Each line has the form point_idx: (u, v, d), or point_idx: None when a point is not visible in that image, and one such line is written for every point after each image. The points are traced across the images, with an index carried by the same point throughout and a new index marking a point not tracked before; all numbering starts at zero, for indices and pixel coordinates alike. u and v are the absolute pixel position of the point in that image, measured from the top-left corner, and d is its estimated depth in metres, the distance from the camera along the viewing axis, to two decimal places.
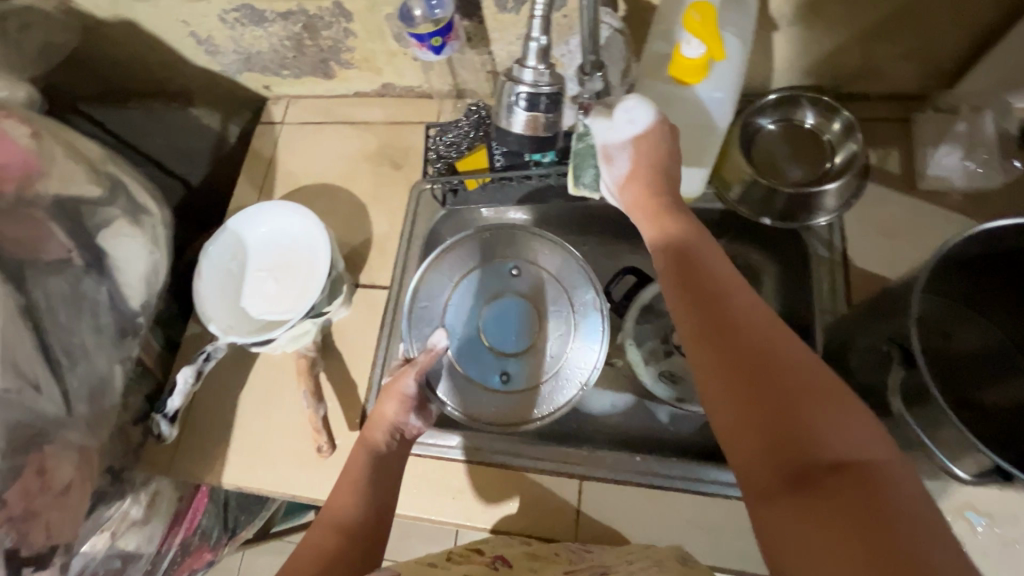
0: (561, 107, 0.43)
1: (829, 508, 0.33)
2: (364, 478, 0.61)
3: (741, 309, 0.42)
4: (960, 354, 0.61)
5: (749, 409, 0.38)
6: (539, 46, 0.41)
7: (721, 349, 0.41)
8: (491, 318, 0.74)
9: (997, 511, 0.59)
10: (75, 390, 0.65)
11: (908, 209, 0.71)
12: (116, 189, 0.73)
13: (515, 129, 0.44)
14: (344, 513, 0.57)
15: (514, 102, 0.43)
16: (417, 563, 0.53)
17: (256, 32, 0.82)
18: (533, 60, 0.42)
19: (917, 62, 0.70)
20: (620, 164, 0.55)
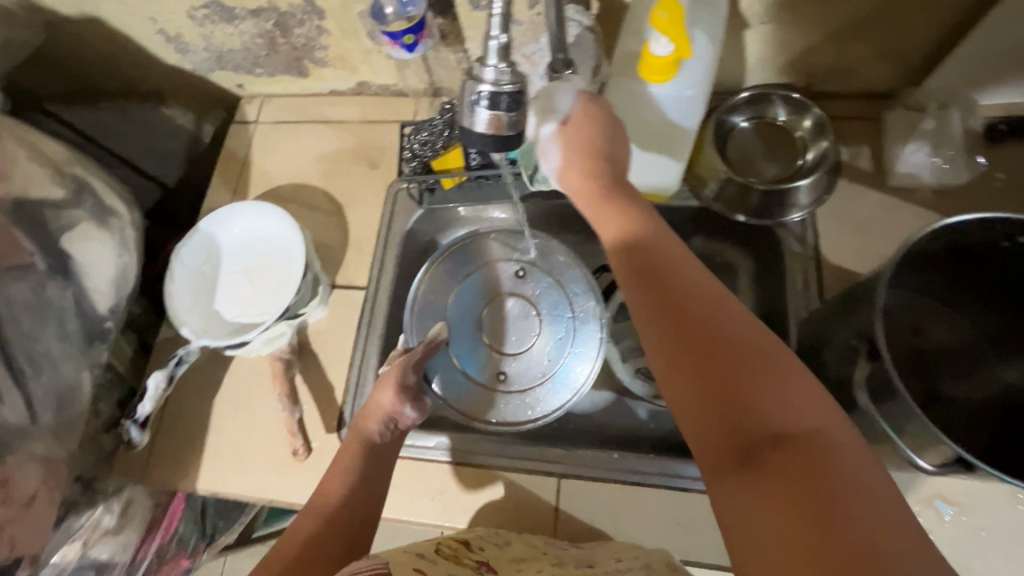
0: (524, 106, 0.42)
1: (772, 481, 0.33)
2: (354, 466, 0.60)
3: (690, 286, 0.42)
4: (932, 351, 0.62)
5: (695, 387, 0.38)
6: (500, 45, 0.41)
7: (669, 327, 0.40)
8: (492, 318, 0.78)
9: (964, 501, 0.60)
10: (41, 399, 0.63)
11: (879, 205, 0.72)
12: (82, 191, 0.71)
13: (478, 128, 0.42)
14: (332, 502, 0.57)
15: (475, 101, 0.42)
16: (405, 553, 0.51)
17: (227, 30, 0.81)
18: (493, 58, 0.41)
19: (886, 59, 0.71)
20: (553, 157, 0.53)
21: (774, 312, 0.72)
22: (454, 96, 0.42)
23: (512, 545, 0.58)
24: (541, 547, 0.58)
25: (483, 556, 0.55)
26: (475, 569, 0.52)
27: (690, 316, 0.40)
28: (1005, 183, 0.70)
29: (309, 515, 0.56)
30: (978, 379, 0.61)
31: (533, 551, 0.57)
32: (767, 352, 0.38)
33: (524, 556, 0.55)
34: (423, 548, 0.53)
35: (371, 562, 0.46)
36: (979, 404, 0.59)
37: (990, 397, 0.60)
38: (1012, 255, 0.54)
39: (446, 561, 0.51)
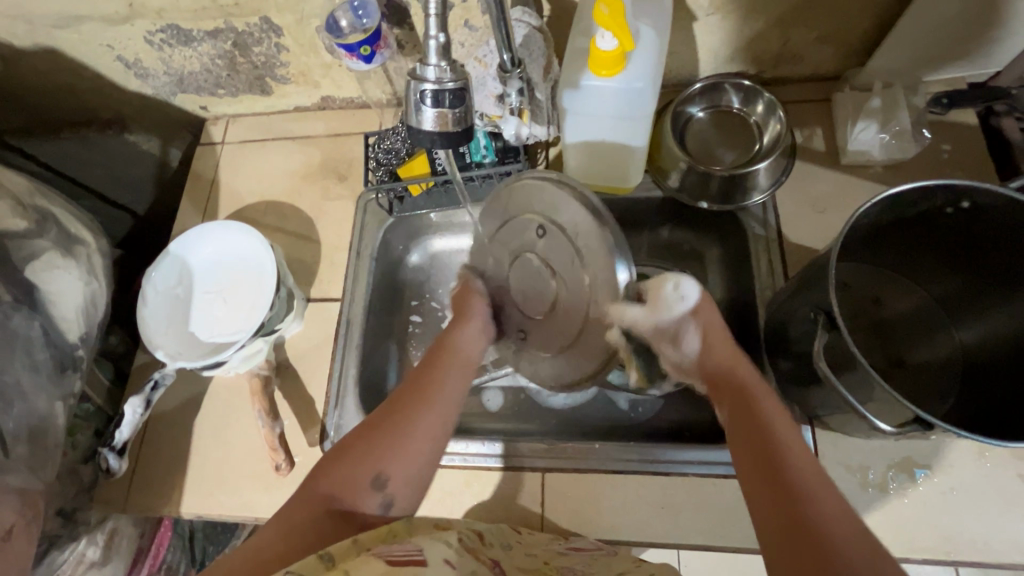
0: (467, 102, 0.44)
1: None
2: (433, 393, 0.57)
3: (784, 433, 0.49)
4: (891, 318, 0.67)
5: (775, 516, 0.44)
6: (439, 44, 0.43)
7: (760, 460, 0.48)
8: (515, 269, 0.60)
9: (934, 462, 0.62)
10: (12, 431, 0.62)
11: (834, 183, 0.74)
12: (45, 221, 0.70)
13: (425, 126, 0.44)
14: (406, 425, 0.54)
15: (420, 100, 0.44)
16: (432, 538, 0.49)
17: (186, 53, 0.81)
18: (434, 58, 0.44)
19: (830, 43, 0.73)
20: (688, 340, 0.59)
21: (744, 295, 0.74)
22: (399, 98, 0.44)
23: (517, 548, 0.58)
24: (541, 558, 0.57)
25: (495, 555, 0.54)
26: (491, 568, 0.51)
27: (778, 457, 0.47)
28: (952, 154, 0.72)
29: (387, 421, 0.55)
30: (937, 342, 0.65)
31: (536, 563, 0.56)
32: (841, 504, 0.43)
33: (532, 567, 0.55)
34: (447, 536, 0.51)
35: (405, 549, 0.45)
36: (941, 366, 0.63)
37: (949, 359, 0.63)
38: (955, 222, 0.56)
39: (468, 554, 0.50)
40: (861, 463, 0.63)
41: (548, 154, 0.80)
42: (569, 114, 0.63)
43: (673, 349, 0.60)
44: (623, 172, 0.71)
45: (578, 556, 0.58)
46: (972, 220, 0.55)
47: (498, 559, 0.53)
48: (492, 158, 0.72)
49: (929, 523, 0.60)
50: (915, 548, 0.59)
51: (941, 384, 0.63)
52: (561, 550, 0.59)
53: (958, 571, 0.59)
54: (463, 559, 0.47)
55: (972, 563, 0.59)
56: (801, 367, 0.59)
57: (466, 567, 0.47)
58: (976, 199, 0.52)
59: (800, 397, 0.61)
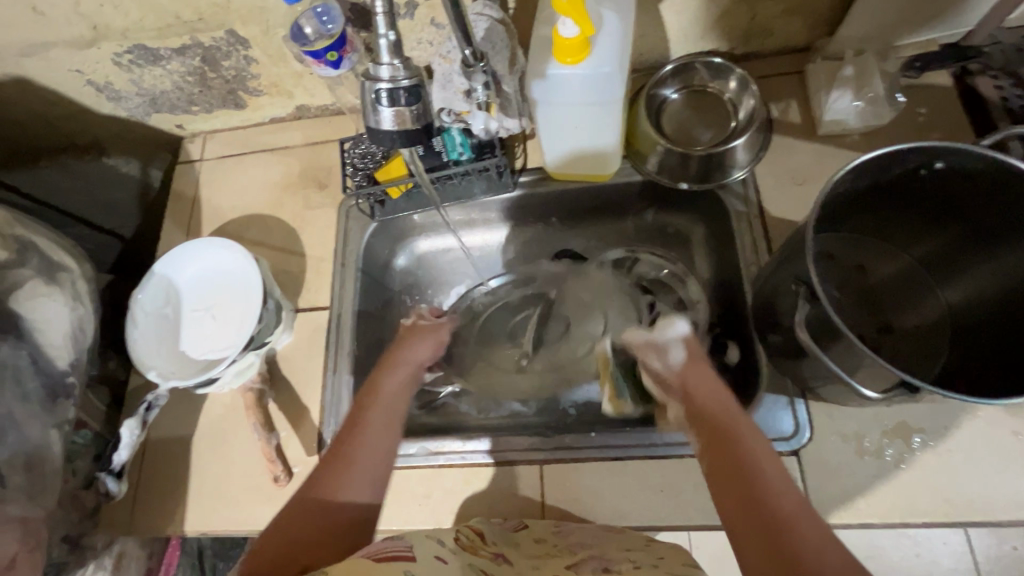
0: (423, 97, 0.45)
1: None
2: (371, 421, 0.56)
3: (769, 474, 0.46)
4: (876, 284, 0.67)
5: (732, 502, 0.46)
6: (390, 42, 0.43)
7: (749, 511, 0.44)
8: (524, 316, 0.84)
9: (929, 425, 0.62)
10: (2, 459, 0.62)
11: (813, 154, 0.74)
12: (26, 250, 0.70)
13: (385, 125, 0.45)
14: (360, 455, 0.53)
15: (376, 100, 0.44)
16: (427, 539, 0.51)
17: (156, 72, 0.81)
18: (387, 56, 0.44)
19: (798, 14, 0.73)
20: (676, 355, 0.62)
21: (731, 273, 0.74)
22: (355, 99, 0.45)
23: (521, 539, 0.59)
24: (550, 541, 0.59)
25: (498, 549, 0.55)
26: (492, 559, 0.53)
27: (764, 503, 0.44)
28: (928, 117, 0.72)
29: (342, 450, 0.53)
30: (924, 305, 0.65)
31: (545, 548, 0.57)
32: (845, 562, 0.39)
33: (539, 551, 0.56)
34: (443, 535, 0.53)
35: (397, 545, 0.47)
36: (930, 328, 0.63)
37: (937, 320, 0.63)
38: (931, 182, 0.56)
39: (465, 551, 0.52)
40: (857, 431, 0.63)
41: (526, 146, 0.80)
42: (539, 104, 0.62)
43: (659, 359, 0.63)
44: (599, 158, 0.71)
45: (583, 532, 0.59)
46: (947, 181, 0.55)
47: (501, 551, 0.55)
48: (468, 155, 0.72)
49: (929, 486, 0.60)
50: (916, 511, 0.60)
51: (931, 345, 0.63)
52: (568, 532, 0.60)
53: (965, 531, 0.59)
54: (458, 556, 0.49)
55: (975, 521, 0.59)
56: (788, 340, 0.59)
57: (460, 561, 0.49)
58: (949, 159, 0.52)
59: (790, 370, 0.61)
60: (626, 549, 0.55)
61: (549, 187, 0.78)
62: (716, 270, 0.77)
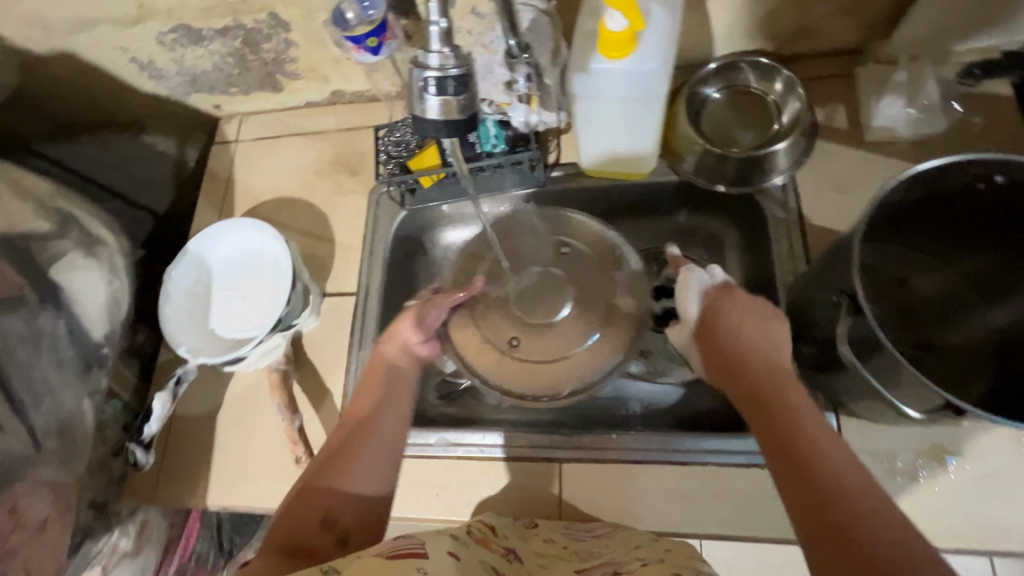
0: (471, 87, 0.44)
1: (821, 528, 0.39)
2: (373, 427, 0.56)
3: (824, 446, 0.43)
4: (917, 300, 0.64)
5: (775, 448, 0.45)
6: (441, 30, 0.43)
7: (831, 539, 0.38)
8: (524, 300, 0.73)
9: (966, 449, 0.60)
10: (43, 428, 0.65)
11: (859, 161, 0.71)
12: (67, 222, 0.72)
13: (430, 114, 0.44)
14: (365, 427, 0.56)
15: (423, 88, 0.44)
16: (440, 534, 0.51)
17: (197, 52, 0.82)
18: (437, 44, 0.44)
19: (850, 16, 0.70)
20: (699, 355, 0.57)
21: (763, 278, 0.72)
22: (402, 87, 0.44)
23: (531, 539, 0.59)
24: (561, 543, 0.58)
25: (509, 544, 0.56)
26: (503, 556, 0.53)
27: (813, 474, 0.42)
28: (983, 127, 0.69)
29: (343, 432, 0.56)
30: (969, 323, 0.62)
31: (555, 547, 0.57)
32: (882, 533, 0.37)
33: (548, 552, 0.56)
34: (457, 530, 0.54)
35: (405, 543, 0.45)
36: (972, 350, 0.61)
37: (982, 342, 0.61)
38: (987, 196, 0.53)
39: (477, 545, 0.52)
40: (889, 451, 0.61)
41: (560, 141, 0.79)
42: (578, 99, 0.61)
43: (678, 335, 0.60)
44: (636, 158, 0.69)
45: (597, 539, 0.58)
46: (1003, 196, 0.52)
47: (512, 548, 0.55)
48: (502, 149, 0.71)
49: (964, 511, 0.58)
50: (946, 537, 0.58)
51: (973, 365, 0.60)
52: (580, 536, 0.60)
53: (990, 559, 0.57)
54: (468, 552, 0.49)
55: (1009, 551, 0.56)
56: (823, 352, 0.58)
57: (472, 558, 0.48)
58: (1012, 173, 0.50)
59: (822, 382, 0.60)
60: (637, 551, 0.54)
61: (581, 182, 0.77)
62: (749, 276, 0.75)
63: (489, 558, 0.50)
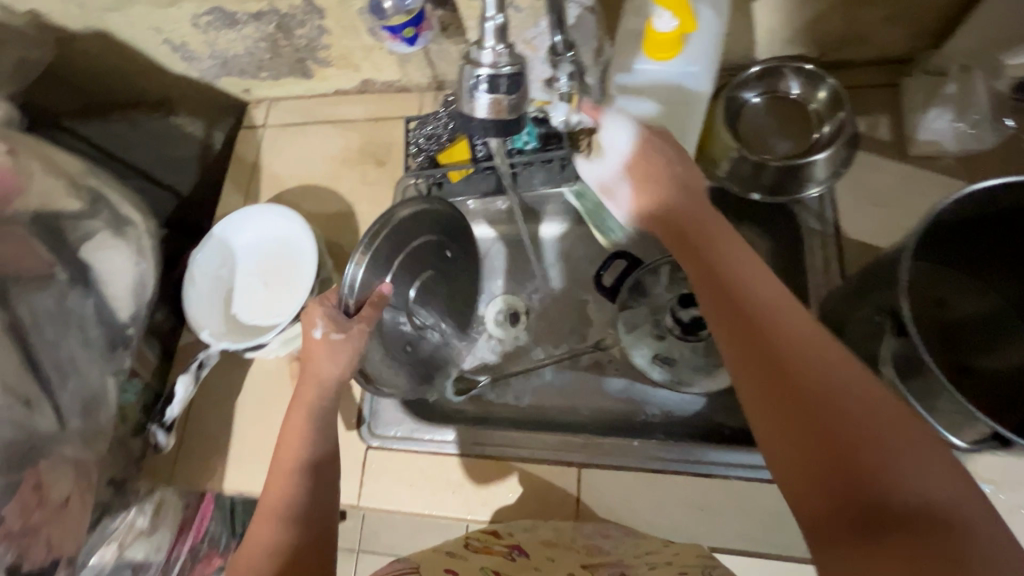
0: (523, 87, 0.43)
1: (752, 353, 0.41)
2: (286, 469, 0.56)
3: (746, 281, 0.44)
4: (957, 322, 0.62)
5: (709, 292, 0.46)
6: (497, 25, 0.41)
7: (773, 382, 0.39)
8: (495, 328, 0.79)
9: (1001, 478, 0.58)
10: (68, 405, 0.65)
11: (900, 176, 0.70)
12: (97, 202, 0.72)
13: (478, 113, 0.43)
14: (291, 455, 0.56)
15: (474, 86, 0.42)
16: (433, 554, 0.55)
17: (230, 36, 0.81)
18: (490, 40, 0.42)
19: (901, 24, 0.68)
20: (621, 193, 0.57)
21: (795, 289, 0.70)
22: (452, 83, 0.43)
23: (539, 528, 0.60)
24: (568, 536, 0.59)
25: (515, 541, 0.58)
26: (505, 555, 0.54)
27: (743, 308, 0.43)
28: None
29: (274, 473, 0.56)
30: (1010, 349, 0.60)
31: (562, 539, 0.58)
32: (808, 345, 0.39)
33: (556, 543, 0.57)
34: (455, 546, 0.57)
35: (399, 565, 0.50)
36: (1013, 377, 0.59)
37: None
38: None
39: (477, 554, 0.55)
40: None
41: None
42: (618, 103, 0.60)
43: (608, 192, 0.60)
44: None
45: (607, 538, 0.58)
46: None
47: (516, 546, 0.56)
48: (532, 147, 0.70)
49: None
50: None
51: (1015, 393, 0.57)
52: (588, 534, 0.59)
53: None
54: (469, 564, 0.52)
55: None
56: None
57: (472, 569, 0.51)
58: None
59: None
60: (644, 555, 0.53)
61: None
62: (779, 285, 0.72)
63: (489, 562, 0.53)
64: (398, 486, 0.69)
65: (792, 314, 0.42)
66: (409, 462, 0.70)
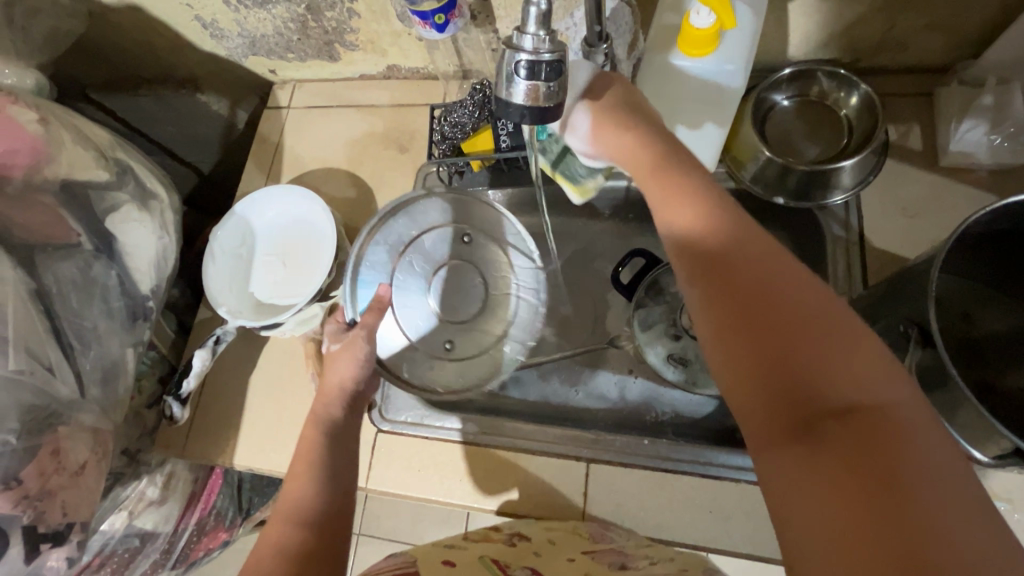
0: (562, 75, 0.42)
1: (721, 292, 0.39)
2: (309, 460, 0.57)
3: (717, 218, 0.43)
4: (983, 337, 0.61)
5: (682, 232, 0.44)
6: (539, 11, 0.41)
7: (726, 308, 0.39)
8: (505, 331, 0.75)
9: (1018, 497, 0.57)
10: (88, 373, 0.66)
11: (929, 187, 0.69)
12: (124, 174, 0.74)
13: (516, 99, 0.43)
14: (312, 447, 0.58)
15: (514, 72, 0.42)
16: (434, 545, 0.56)
17: (260, 15, 0.81)
18: (533, 25, 0.41)
19: (940, 32, 0.67)
20: (582, 125, 0.54)
21: None
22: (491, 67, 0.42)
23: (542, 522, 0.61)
24: (569, 528, 0.59)
25: (514, 531, 0.60)
26: (504, 542, 0.57)
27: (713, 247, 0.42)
28: None
29: (296, 466, 0.56)
30: None
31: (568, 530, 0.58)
32: (776, 282, 0.38)
33: (557, 527, 0.60)
34: (454, 539, 0.59)
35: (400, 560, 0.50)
36: None
37: None
38: None
39: (475, 545, 0.56)
40: None
41: None
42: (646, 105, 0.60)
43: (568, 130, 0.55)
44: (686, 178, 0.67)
45: (611, 532, 0.59)
46: None
47: (516, 534, 0.59)
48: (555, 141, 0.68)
49: None
50: None
51: None
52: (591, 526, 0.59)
53: None
54: (468, 554, 0.53)
55: None
56: None
57: (471, 557, 0.53)
58: None
59: None
60: (646, 547, 0.54)
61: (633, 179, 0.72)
62: None
63: (489, 551, 0.54)
64: (407, 472, 0.69)
65: (764, 249, 0.40)
66: (419, 448, 0.70)
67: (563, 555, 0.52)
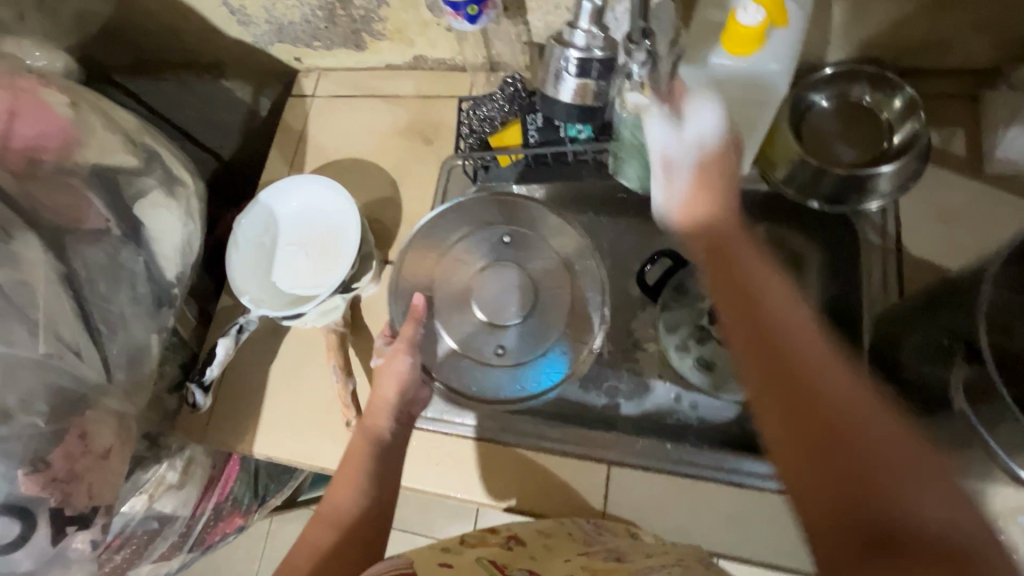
0: (613, 71, 0.47)
1: (751, 338, 0.38)
2: (351, 477, 0.61)
3: (749, 267, 0.42)
4: None
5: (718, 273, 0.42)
6: (594, 8, 0.45)
7: (757, 357, 0.37)
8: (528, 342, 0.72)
9: None
10: (114, 358, 0.67)
11: (972, 195, 0.68)
12: (152, 159, 0.74)
13: (566, 92, 0.48)
14: (355, 463, 0.62)
15: (565, 66, 0.47)
16: (430, 549, 0.55)
17: (289, 2, 0.81)
18: (586, 21, 0.46)
19: (990, 33, 0.64)
20: (703, 121, 0.52)
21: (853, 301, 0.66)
22: (545, 59, 0.48)
23: (540, 522, 0.62)
24: (567, 529, 0.59)
25: (511, 534, 0.59)
26: (501, 545, 0.56)
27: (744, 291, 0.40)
28: None
29: (342, 476, 0.62)
30: None
31: (561, 531, 0.59)
32: (804, 337, 0.37)
33: (550, 531, 0.59)
34: (449, 542, 0.57)
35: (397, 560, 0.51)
36: None
37: None
38: None
39: (470, 549, 0.55)
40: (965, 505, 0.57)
41: None
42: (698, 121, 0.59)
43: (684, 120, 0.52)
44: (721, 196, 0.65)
45: (598, 528, 0.59)
46: None
47: (512, 535, 0.58)
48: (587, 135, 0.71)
49: None
50: None
51: None
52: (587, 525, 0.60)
53: None
54: (465, 557, 0.52)
55: None
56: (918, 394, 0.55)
57: (467, 560, 0.51)
58: None
59: None
60: (643, 548, 0.55)
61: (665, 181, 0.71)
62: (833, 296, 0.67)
63: (485, 554, 0.53)
64: (425, 466, 0.69)
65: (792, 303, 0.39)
66: (436, 445, 0.70)
67: (560, 556, 0.52)
